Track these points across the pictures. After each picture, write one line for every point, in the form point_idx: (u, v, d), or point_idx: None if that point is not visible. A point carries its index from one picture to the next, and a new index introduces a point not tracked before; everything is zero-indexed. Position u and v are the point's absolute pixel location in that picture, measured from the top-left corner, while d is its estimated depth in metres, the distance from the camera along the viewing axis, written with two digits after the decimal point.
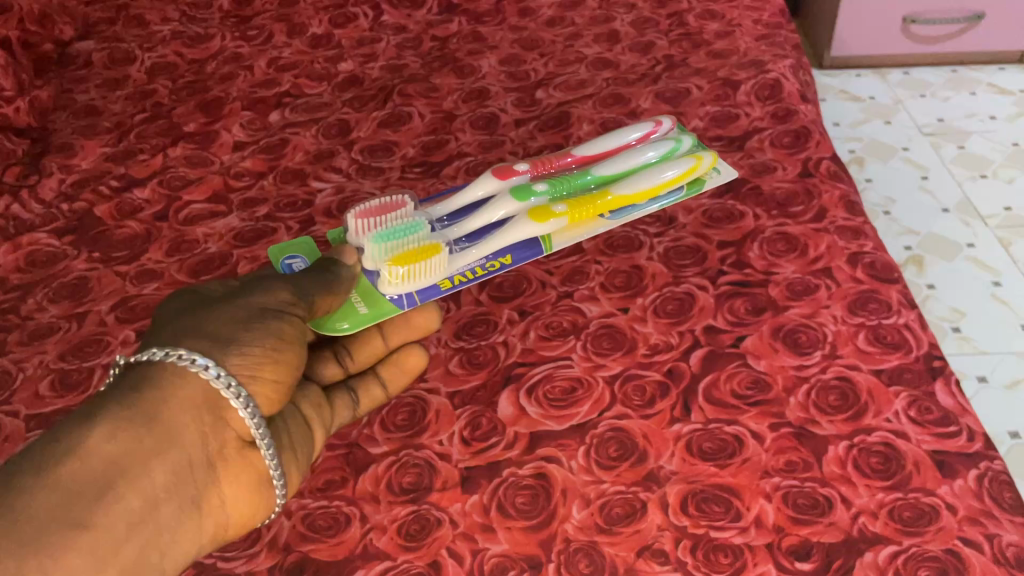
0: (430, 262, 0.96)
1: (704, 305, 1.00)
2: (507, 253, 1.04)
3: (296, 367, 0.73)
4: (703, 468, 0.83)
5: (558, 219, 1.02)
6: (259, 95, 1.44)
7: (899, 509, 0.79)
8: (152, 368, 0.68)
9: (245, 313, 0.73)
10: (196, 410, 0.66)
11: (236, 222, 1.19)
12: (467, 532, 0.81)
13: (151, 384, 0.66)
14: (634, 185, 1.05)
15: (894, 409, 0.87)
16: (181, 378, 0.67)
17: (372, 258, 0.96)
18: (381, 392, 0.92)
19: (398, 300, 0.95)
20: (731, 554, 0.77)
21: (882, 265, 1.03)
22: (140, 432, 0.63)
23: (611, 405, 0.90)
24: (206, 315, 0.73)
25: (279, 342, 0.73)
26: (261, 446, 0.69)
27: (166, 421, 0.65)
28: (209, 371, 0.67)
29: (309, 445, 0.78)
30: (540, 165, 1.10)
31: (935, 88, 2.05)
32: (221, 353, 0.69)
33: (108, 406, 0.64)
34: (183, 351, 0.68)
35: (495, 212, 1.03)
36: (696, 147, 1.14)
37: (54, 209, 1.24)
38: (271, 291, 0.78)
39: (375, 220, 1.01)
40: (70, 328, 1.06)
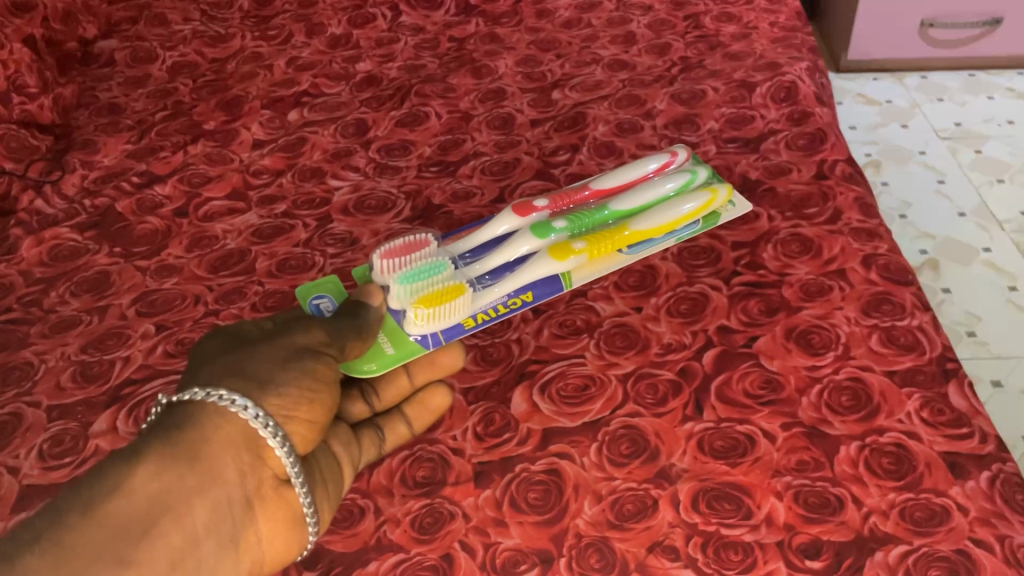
0: (455, 303, 0.95)
1: (718, 305, 1.00)
2: (528, 289, 1.01)
3: (329, 408, 0.75)
4: (715, 466, 0.84)
5: (577, 256, 1.01)
6: (278, 94, 1.45)
7: (910, 510, 0.79)
8: (192, 408, 0.68)
9: (280, 355, 0.74)
10: (236, 449, 0.67)
11: (255, 219, 1.20)
12: (480, 526, 0.82)
13: (192, 422, 0.67)
14: (651, 220, 1.04)
15: (906, 410, 0.87)
16: (221, 417, 0.68)
17: (398, 298, 0.94)
18: (407, 428, 0.90)
19: (422, 340, 0.94)
20: (741, 551, 0.78)
21: (896, 267, 1.03)
22: (182, 470, 0.64)
23: (623, 404, 0.91)
24: (244, 356, 0.74)
25: (314, 382, 0.74)
26: (295, 484, 0.70)
27: (207, 460, 0.66)
28: (248, 410, 0.68)
29: (338, 482, 0.79)
30: (559, 200, 1.08)
31: (952, 92, 2.04)
32: (260, 393, 0.70)
33: (151, 445, 0.65)
34: (222, 391, 0.69)
35: (517, 248, 1.01)
36: (709, 179, 1.13)
37: (76, 205, 1.26)
38: (304, 332, 0.78)
39: (401, 261, 0.99)
40: (91, 321, 1.07)
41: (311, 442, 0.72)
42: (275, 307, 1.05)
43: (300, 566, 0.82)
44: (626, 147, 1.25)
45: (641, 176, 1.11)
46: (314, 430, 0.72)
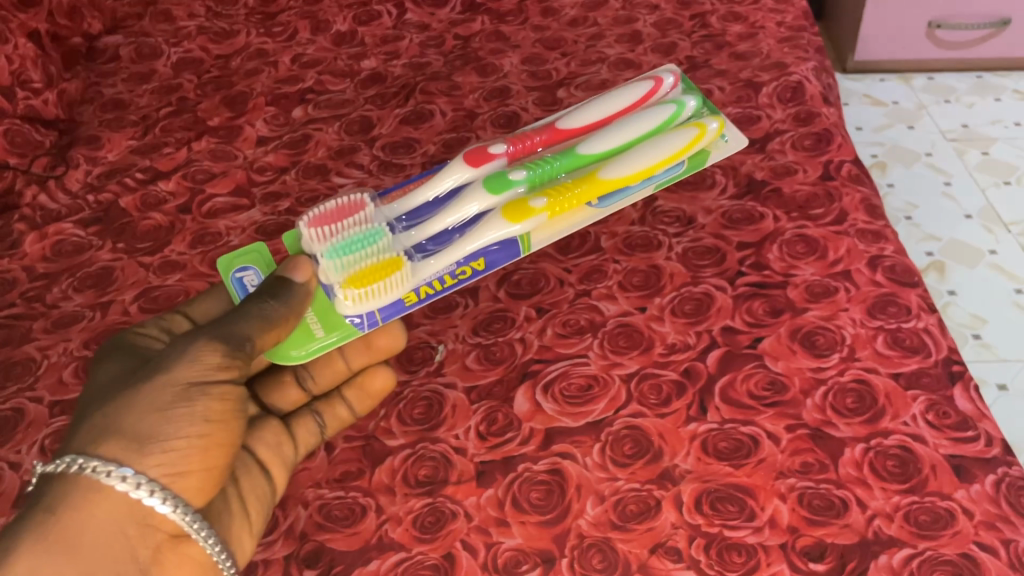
0: (390, 279, 0.91)
1: (723, 306, 1.00)
2: (479, 257, 0.97)
3: (225, 446, 0.74)
4: (719, 468, 0.83)
5: (537, 213, 0.96)
6: (282, 90, 1.45)
7: (914, 513, 0.79)
8: (69, 480, 0.68)
9: (168, 394, 0.72)
10: (121, 523, 0.67)
11: (258, 216, 1.20)
12: (482, 526, 0.82)
13: (69, 501, 0.66)
14: (622, 166, 1.00)
15: (911, 413, 0.87)
16: (98, 491, 0.67)
17: (327, 272, 0.90)
18: (348, 411, 0.92)
19: (358, 322, 0.91)
20: (744, 553, 0.77)
21: (902, 269, 1.03)
22: (66, 555, 0.64)
23: (626, 404, 0.90)
24: (126, 404, 0.71)
25: (205, 424, 0.72)
26: (195, 534, 0.71)
27: (89, 541, 0.66)
28: (128, 481, 0.68)
29: (262, 495, 0.84)
30: (518, 146, 1.05)
31: (959, 93, 2.03)
32: (141, 455, 0.69)
33: (29, 532, 0.65)
34: (98, 462, 0.68)
35: (464, 210, 0.97)
36: (698, 109, 1.10)
37: (80, 200, 1.26)
38: (196, 353, 0.75)
39: (331, 229, 0.94)
40: (94, 317, 1.07)
41: (208, 489, 0.73)
42: None
43: (301, 564, 0.82)
44: None
45: (619, 112, 1.08)
46: (207, 475, 0.72)
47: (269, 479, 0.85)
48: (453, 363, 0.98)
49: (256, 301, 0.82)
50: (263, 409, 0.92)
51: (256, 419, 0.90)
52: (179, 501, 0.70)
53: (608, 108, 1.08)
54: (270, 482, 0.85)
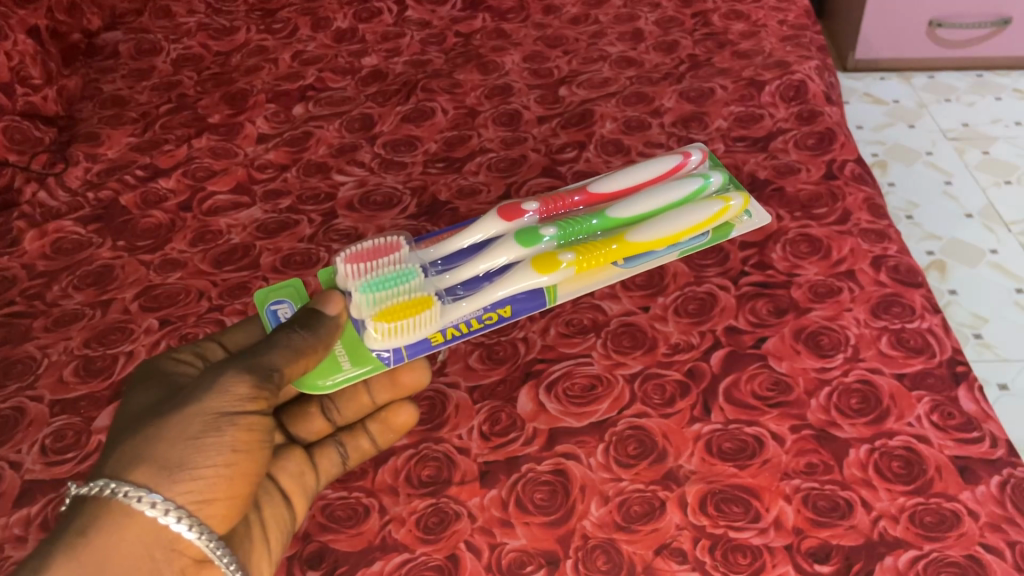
0: (420, 316, 0.89)
1: (726, 306, 0.99)
2: (507, 304, 0.93)
3: (250, 473, 0.72)
4: (723, 468, 0.83)
5: (564, 268, 0.94)
6: (283, 87, 1.44)
7: (920, 514, 0.79)
8: (100, 503, 0.67)
9: (198, 423, 0.71)
10: (148, 548, 0.66)
11: (259, 214, 1.20)
12: (486, 527, 0.81)
13: (99, 524, 0.65)
14: (651, 230, 0.96)
15: (915, 413, 0.87)
16: (127, 515, 0.66)
17: (360, 308, 0.89)
18: (370, 444, 0.88)
19: (385, 357, 0.88)
20: (749, 554, 0.77)
21: (906, 268, 1.03)
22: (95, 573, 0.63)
23: (630, 404, 0.90)
24: (157, 429, 0.70)
25: (231, 456, 0.70)
26: (220, 562, 0.70)
27: (114, 564, 0.65)
28: (157, 508, 0.66)
29: (282, 521, 0.80)
30: (551, 205, 1.02)
31: (960, 92, 2.03)
32: (170, 482, 0.68)
33: (62, 548, 0.64)
34: (129, 486, 0.67)
35: (493, 259, 0.95)
36: (725, 187, 1.05)
37: (79, 197, 1.25)
38: (227, 384, 0.73)
39: (367, 266, 0.93)
40: (94, 315, 1.07)
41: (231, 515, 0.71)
42: None
43: (304, 564, 0.81)
44: (634, 145, 1.25)
45: (651, 179, 1.04)
46: (230, 501, 0.70)
47: (288, 507, 0.82)
48: (456, 362, 0.97)
49: (287, 331, 0.80)
50: (287, 438, 0.88)
51: (279, 447, 0.86)
52: (203, 526, 0.68)
53: (641, 172, 1.04)
54: (290, 510, 0.82)
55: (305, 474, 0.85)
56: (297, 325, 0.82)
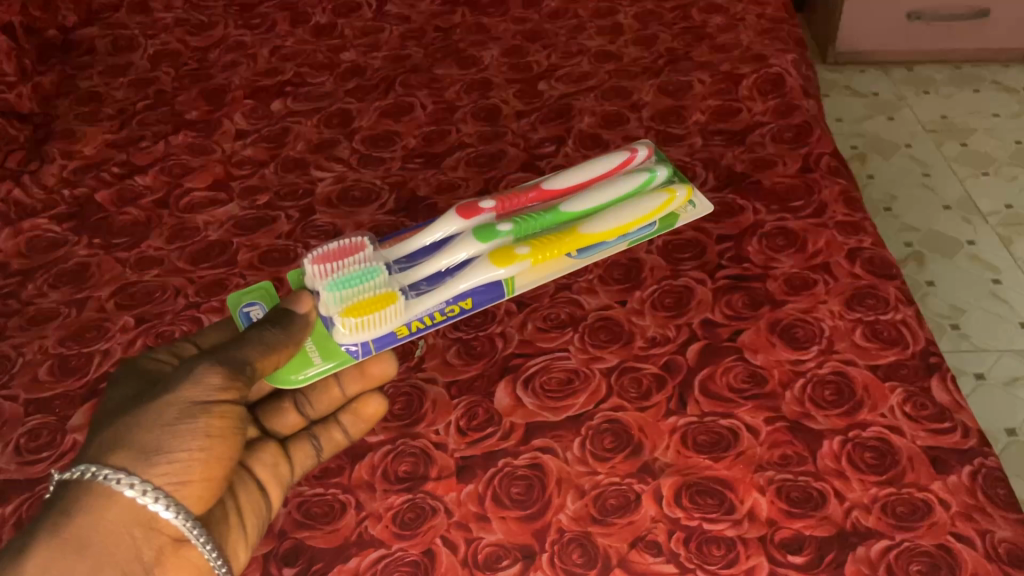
0: (385, 311, 0.89)
1: (703, 299, 1.00)
2: (467, 296, 0.95)
3: (228, 455, 0.72)
4: (698, 461, 0.84)
5: (521, 261, 0.94)
6: (262, 83, 1.44)
7: (891, 504, 0.79)
8: (83, 487, 0.67)
9: (175, 408, 0.71)
10: (127, 527, 0.65)
11: (237, 210, 1.19)
12: (462, 522, 0.82)
13: (81, 506, 0.65)
14: (603, 223, 0.98)
15: (889, 404, 0.87)
16: (108, 497, 0.66)
17: (326, 304, 0.89)
18: (343, 436, 0.89)
19: (352, 351, 0.89)
20: (723, 546, 0.77)
21: (880, 261, 1.03)
22: (81, 551, 0.63)
23: (607, 397, 0.90)
24: (135, 416, 0.70)
25: (207, 440, 0.70)
26: (198, 544, 0.69)
27: (98, 542, 0.64)
28: (136, 489, 0.66)
29: (259, 510, 0.79)
30: (506, 201, 1.02)
31: (939, 85, 2.04)
32: (149, 464, 0.67)
33: (43, 532, 0.64)
34: (108, 469, 0.67)
35: (453, 255, 0.94)
36: (672, 179, 1.07)
37: (55, 195, 1.25)
38: (201, 373, 0.73)
39: (334, 266, 0.93)
40: (70, 313, 1.06)
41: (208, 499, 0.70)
42: None
43: (279, 562, 0.81)
44: (612, 139, 1.25)
45: (602, 173, 1.05)
46: (207, 483, 0.70)
47: (264, 496, 0.81)
48: (433, 358, 0.97)
49: (261, 327, 0.81)
50: (261, 431, 0.86)
51: (252, 440, 0.84)
52: (181, 506, 0.68)
53: (592, 166, 1.05)
54: (266, 501, 0.81)
55: (279, 467, 0.84)
56: (274, 322, 0.82)
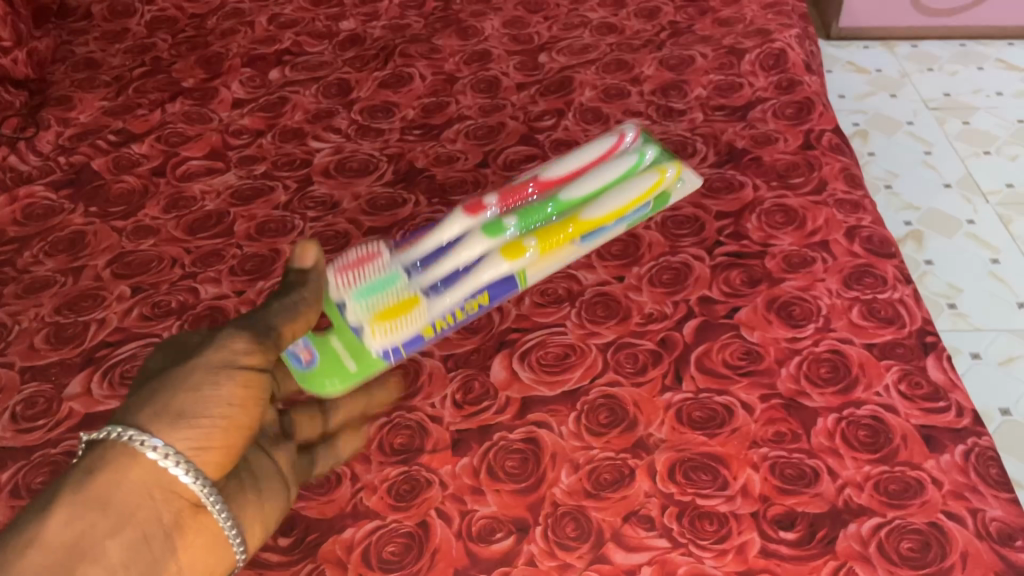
0: (411, 316, 0.91)
1: (700, 276, 1.00)
2: (484, 291, 0.96)
3: (247, 422, 0.68)
4: (692, 437, 0.84)
5: (529, 253, 0.96)
6: (259, 51, 1.42)
7: (884, 482, 0.79)
8: (106, 448, 0.64)
9: (192, 379, 0.67)
10: (150, 488, 0.62)
11: (234, 179, 1.19)
12: (456, 494, 0.82)
13: (103, 465, 0.62)
14: (602, 208, 0.99)
15: (884, 383, 0.87)
16: (131, 457, 0.63)
17: (354, 312, 0.90)
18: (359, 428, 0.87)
19: (385, 355, 0.91)
20: (716, 521, 0.77)
21: (879, 240, 1.03)
22: (107, 505, 0.60)
23: (602, 373, 0.90)
24: (157, 382, 0.68)
25: (229, 403, 0.67)
26: (218, 514, 0.65)
27: (121, 501, 0.61)
28: (160, 451, 0.63)
29: (275, 489, 0.74)
30: (508, 195, 0.99)
31: (943, 62, 2.03)
32: (170, 426, 0.64)
33: (64, 489, 0.60)
34: (131, 430, 0.64)
35: (468, 253, 0.94)
36: (659, 156, 1.07)
37: (51, 162, 1.24)
38: (225, 337, 0.71)
39: (352, 275, 0.92)
40: (66, 282, 1.06)
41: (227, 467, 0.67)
42: (253, 272, 1.05)
43: (276, 531, 0.81)
44: (613, 113, 1.24)
45: (592, 159, 1.03)
46: (228, 446, 0.66)
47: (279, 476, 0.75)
48: None
49: (279, 300, 0.79)
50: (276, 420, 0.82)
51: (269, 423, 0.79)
52: (201, 469, 0.64)
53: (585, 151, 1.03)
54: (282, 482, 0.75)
55: (293, 434, 0.81)
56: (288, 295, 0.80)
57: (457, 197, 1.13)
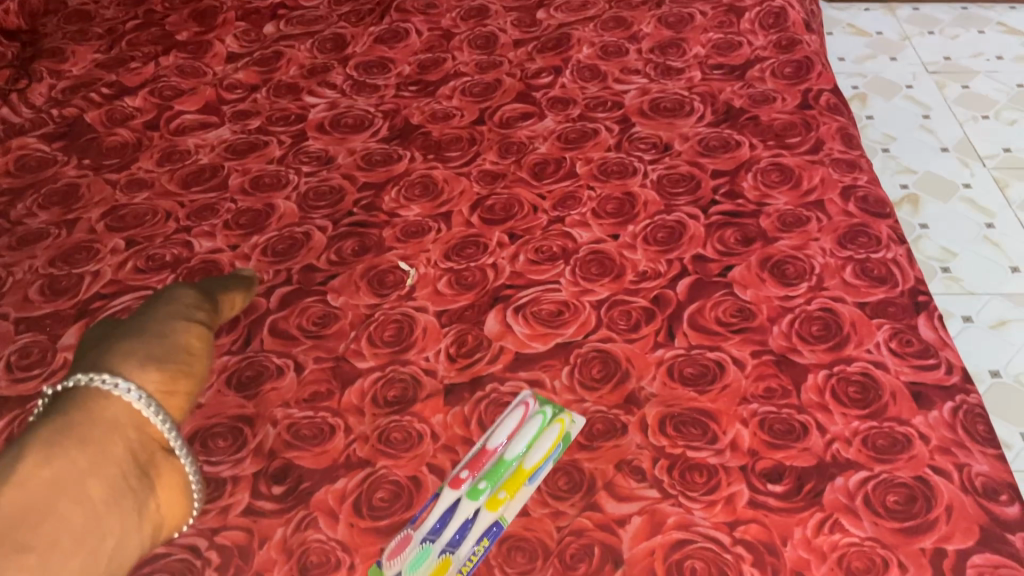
0: None
1: (695, 234, 1.00)
2: None
3: (190, 374, 0.80)
4: (683, 392, 0.85)
5: None
6: (254, 5, 1.41)
7: (872, 437, 0.80)
8: (80, 394, 0.72)
9: (151, 338, 0.80)
10: (122, 428, 0.71)
11: (228, 133, 1.18)
12: (449, 446, 0.82)
13: (78, 407, 0.71)
14: None
15: (875, 340, 0.88)
16: (107, 398, 0.72)
17: None
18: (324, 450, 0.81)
19: None
20: (706, 473, 0.78)
21: (874, 199, 1.03)
22: (79, 449, 0.67)
23: (596, 329, 0.91)
24: (105, 352, 0.77)
25: (190, 349, 0.82)
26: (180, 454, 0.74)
27: (95, 440, 0.69)
28: (131, 392, 0.73)
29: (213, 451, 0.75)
30: None
31: (944, 26, 2.01)
32: (138, 370, 0.76)
33: (36, 438, 0.67)
34: (106, 375, 0.73)
35: None
36: None
37: (44, 114, 1.23)
38: (177, 298, 0.87)
39: None
40: (59, 234, 1.05)
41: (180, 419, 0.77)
42: (248, 226, 1.05)
43: (269, 480, 0.81)
44: (610, 70, 1.23)
45: None
46: (174, 399, 0.77)
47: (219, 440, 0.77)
48: (425, 287, 0.97)
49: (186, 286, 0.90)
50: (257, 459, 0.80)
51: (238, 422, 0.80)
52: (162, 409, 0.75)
53: None
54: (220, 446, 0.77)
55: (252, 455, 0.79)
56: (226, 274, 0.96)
57: (453, 154, 1.12)
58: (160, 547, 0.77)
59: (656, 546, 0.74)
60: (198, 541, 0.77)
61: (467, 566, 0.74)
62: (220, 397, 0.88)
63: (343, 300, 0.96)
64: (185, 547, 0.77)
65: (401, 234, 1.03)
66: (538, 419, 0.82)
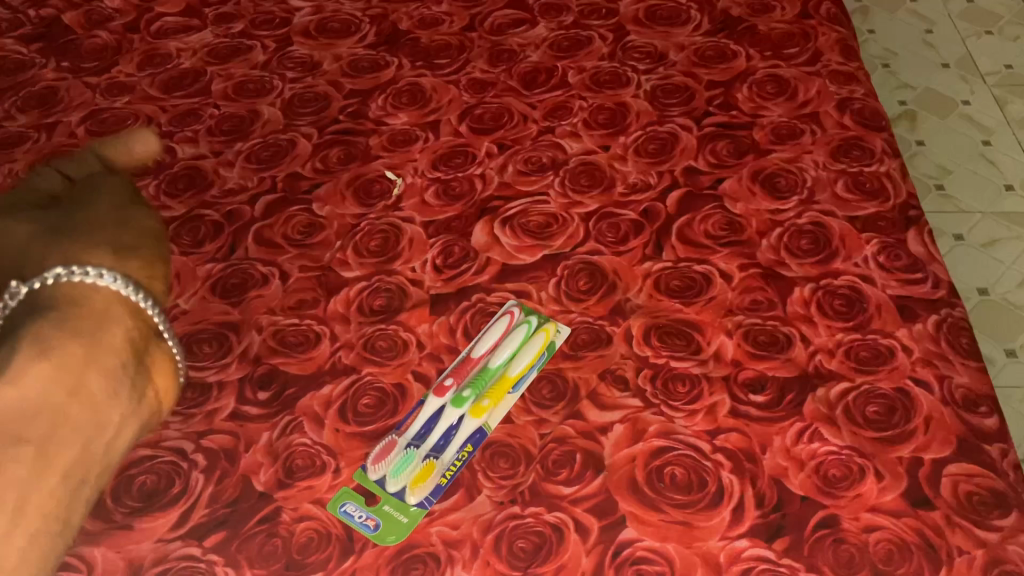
0: None
1: (687, 146, 0.98)
2: None
3: (162, 259, 0.81)
4: (669, 304, 0.84)
5: None
6: None
7: (855, 349, 0.80)
8: (69, 284, 0.71)
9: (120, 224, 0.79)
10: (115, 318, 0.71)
11: (210, 37, 1.15)
12: (434, 354, 0.82)
13: (69, 299, 0.70)
14: None
15: (863, 255, 0.87)
16: (94, 290, 0.72)
17: None
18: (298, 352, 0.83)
19: None
20: (689, 383, 0.79)
21: (870, 112, 1.01)
22: (75, 344, 0.67)
23: (584, 241, 0.90)
24: (75, 239, 0.75)
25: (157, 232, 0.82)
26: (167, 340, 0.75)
27: (92, 330, 0.69)
28: (119, 284, 0.73)
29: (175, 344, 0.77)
30: None
31: None
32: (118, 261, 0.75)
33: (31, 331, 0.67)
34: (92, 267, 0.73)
35: None
36: None
37: (20, 15, 1.19)
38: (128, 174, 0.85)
39: None
40: (39, 139, 1.03)
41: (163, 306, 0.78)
42: (232, 132, 1.03)
43: (254, 386, 0.81)
44: None
45: None
46: (153, 288, 0.78)
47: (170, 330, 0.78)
48: (412, 197, 0.96)
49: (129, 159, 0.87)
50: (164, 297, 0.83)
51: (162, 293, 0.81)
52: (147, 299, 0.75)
53: None
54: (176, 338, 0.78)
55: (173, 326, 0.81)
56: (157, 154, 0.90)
57: (442, 62, 1.10)
58: (147, 450, 0.77)
59: (638, 453, 0.74)
60: (184, 444, 0.77)
61: (451, 471, 0.75)
62: (204, 303, 0.87)
63: (329, 210, 0.95)
64: (172, 450, 0.77)
65: (388, 143, 1.01)
66: (523, 328, 0.82)
